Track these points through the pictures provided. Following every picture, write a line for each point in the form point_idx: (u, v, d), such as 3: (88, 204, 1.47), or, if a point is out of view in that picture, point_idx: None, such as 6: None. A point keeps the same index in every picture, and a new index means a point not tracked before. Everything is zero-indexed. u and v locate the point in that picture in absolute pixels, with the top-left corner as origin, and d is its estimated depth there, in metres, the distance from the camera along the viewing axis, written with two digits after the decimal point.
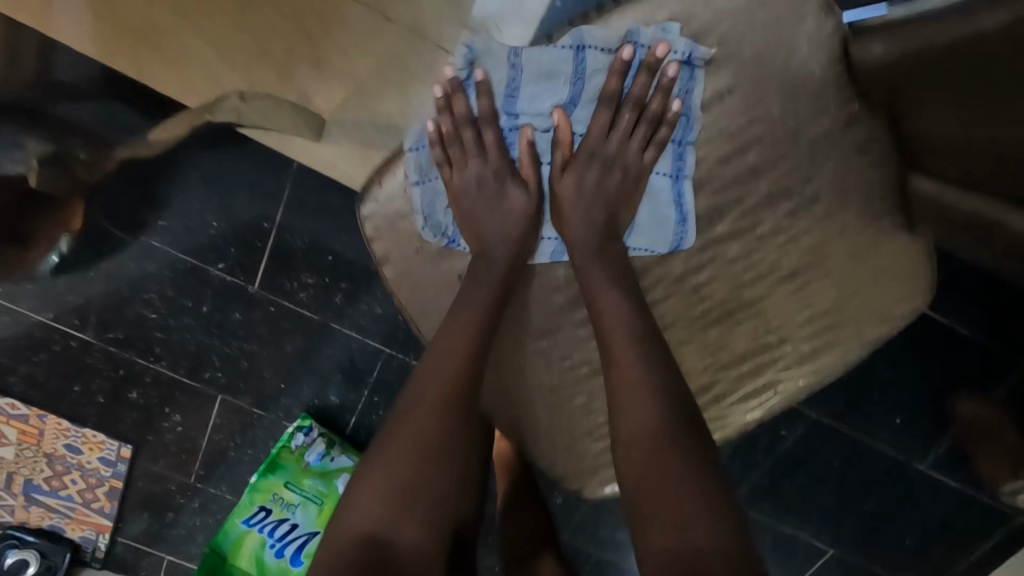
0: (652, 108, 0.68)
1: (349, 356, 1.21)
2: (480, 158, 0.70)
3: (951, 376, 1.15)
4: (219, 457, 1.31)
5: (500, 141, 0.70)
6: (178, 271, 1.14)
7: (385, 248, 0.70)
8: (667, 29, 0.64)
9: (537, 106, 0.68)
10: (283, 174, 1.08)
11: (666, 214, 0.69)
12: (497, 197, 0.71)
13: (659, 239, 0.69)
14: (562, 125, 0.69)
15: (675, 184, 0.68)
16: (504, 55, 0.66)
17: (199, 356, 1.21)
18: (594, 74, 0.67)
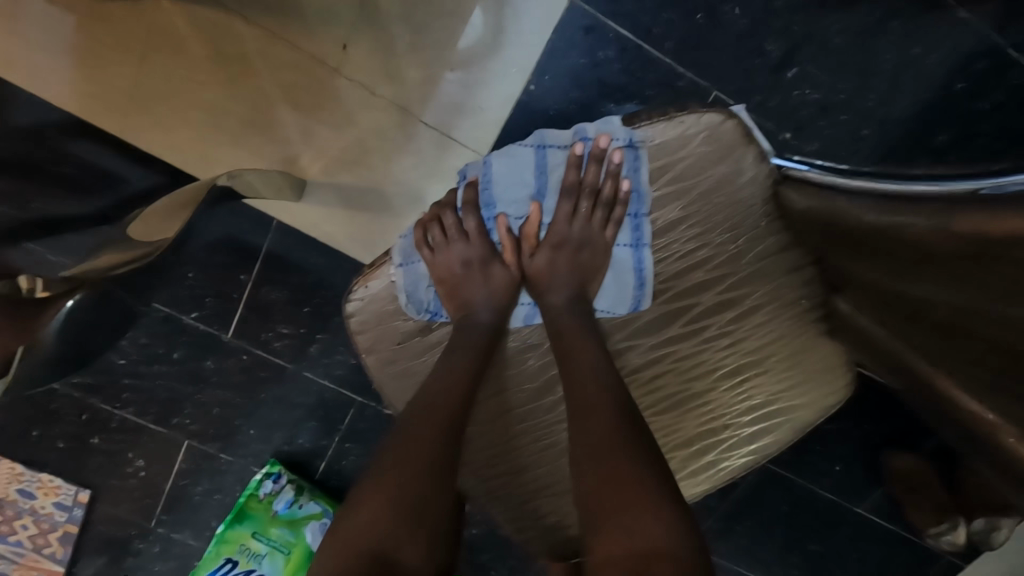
0: (605, 192, 0.69)
1: (321, 405, 1.24)
2: (458, 240, 0.72)
3: (883, 429, 1.26)
4: (184, 503, 1.27)
5: (480, 230, 0.71)
6: (150, 319, 1.14)
7: (371, 340, 0.73)
8: (608, 122, 0.68)
9: (512, 198, 0.71)
10: (263, 231, 1.10)
11: (628, 282, 0.70)
12: (481, 271, 0.72)
13: (620, 302, 0.71)
14: (534, 215, 0.71)
15: (635, 253, 0.70)
16: (475, 166, 0.71)
17: (168, 402, 1.21)
18: (555, 166, 0.70)
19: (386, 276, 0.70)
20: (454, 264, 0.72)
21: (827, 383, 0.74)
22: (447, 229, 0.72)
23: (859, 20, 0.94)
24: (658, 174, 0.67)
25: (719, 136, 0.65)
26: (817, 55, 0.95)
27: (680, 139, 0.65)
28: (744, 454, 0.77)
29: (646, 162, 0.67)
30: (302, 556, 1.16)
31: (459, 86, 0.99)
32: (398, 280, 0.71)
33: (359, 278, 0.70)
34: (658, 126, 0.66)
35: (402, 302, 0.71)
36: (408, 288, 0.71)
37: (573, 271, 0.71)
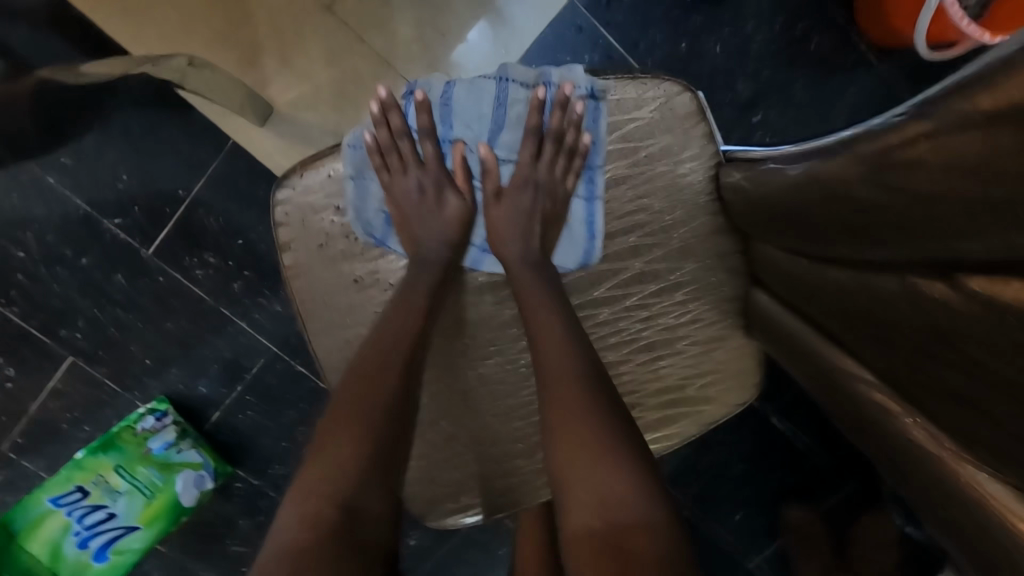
0: (567, 141, 0.69)
1: (230, 348, 1.16)
2: (412, 166, 0.69)
3: (787, 482, 1.25)
4: (48, 429, 1.14)
5: (435, 155, 0.69)
6: (65, 216, 1.05)
7: (293, 240, 0.67)
8: (573, 71, 0.68)
9: (467, 125, 0.68)
10: (215, 149, 1.06)
11: (574, 231, 0.70)
12: (433, 202, 0.69)
13: (570, 255, 0.70)
14: (489, 147, 0.69)
15: (588, 206, 0.70)
16: (432, 86, 0.67)
17: (61, 311, 1.10)
18: (514, 100, 0.67)
19: (326, 174, 0.67)
20: (414, 194, 0.70)
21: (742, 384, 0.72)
22: (402, 153, 0.69)
23: (821, 85, 1.02)
24: (612, 131, 0.68)
25: (672, 108, 0.67)
26: (780, 107, 1.02)
27: (637, 100, 0.67)
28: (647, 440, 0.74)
29: (600, 115, 0.68)
30: (165, 503, 1.06)
31: (447, 49, 1.00)
32: (339, 184, 0.68)
33: (295, 170, 0.66)
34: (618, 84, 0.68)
35: (335, 209, 0.68)
36: (347, 194, 0.68)
37: (522, 224, 0.69)
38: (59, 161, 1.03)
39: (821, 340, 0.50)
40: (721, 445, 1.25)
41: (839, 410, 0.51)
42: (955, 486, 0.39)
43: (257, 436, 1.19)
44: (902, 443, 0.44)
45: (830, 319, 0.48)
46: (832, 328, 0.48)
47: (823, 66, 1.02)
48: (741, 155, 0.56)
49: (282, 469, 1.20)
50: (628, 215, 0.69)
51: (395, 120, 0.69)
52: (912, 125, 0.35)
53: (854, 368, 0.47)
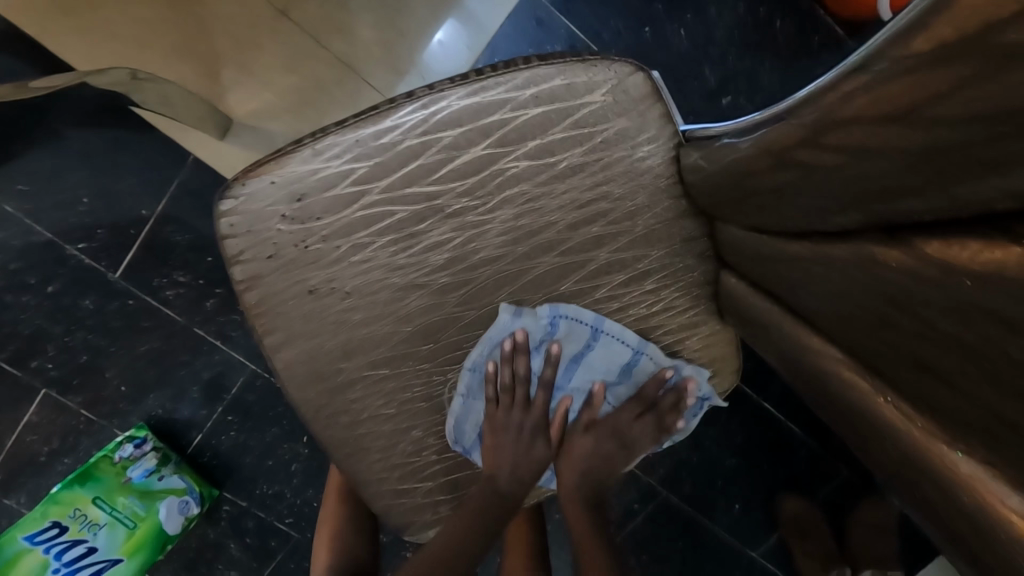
0: (667, 419, 0.65)
1: (206, 369, 1.13)
2: (516, 410, 0.65)
3: (785, 472, 1.23)
4: (25, 462, 1.11)
5: (542, 403, 0.64)
6: (28, 244, 1.03)
7: (242, 249, 0.55)
8: (701, 372, 0.64)
9: (584, 384, 0.64)
10: (177, 164, 1.03)
11: (632, 463, 0.69)
12: (523, 443, 0.66)
13: (621, 478, 0.71)
14: (595, 405, 0.65)
15: (654, 459, 0.69)
16: (569, 337, 0.60)
17: (30, 341, 1.07)
18: (643, 373, 0.63)
19: (268, 175, 0.54)
20: (507, 422, 0.66)
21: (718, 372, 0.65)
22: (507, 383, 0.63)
23: (788, 66, 1.00)
24: (557, 117, 0.54)
25: (625, 91, 0.54)
26: (748, 91, 1.00)
27: (587, 82, 0.53)
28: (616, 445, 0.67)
29: (538, 107, 0.53)
30: (148, 532, 1.03)
31: (406, 52, 0.98)
32: (286, 187, 0.54)
33: (235, 180, 0.55)
34: (561, 68, 0.53)
35: (284, 213, 0.54)
36: (299, 199, 0.54)
37: None
38: (18, 188, 1.00)
39: (787, 319, 0.47)
40: (715, 436, 1.22)
41: (812, 396, 0.47)
42: (929, 465, 0.35)
43: (241, 456, 1.17)
44: (874, 425, 0.40)
45: (794, 297, 0.45)
46: (799, 306, 0.45)
47: (789, 47, 1.00)
48: (697, 135, 0.54)
49: (269, 488, 1.18)
50: (589, 205, 0.56)
51: (520, 363, 0.61)
52: (848, 78, 0.34)
53: (821, 350, 0.44)
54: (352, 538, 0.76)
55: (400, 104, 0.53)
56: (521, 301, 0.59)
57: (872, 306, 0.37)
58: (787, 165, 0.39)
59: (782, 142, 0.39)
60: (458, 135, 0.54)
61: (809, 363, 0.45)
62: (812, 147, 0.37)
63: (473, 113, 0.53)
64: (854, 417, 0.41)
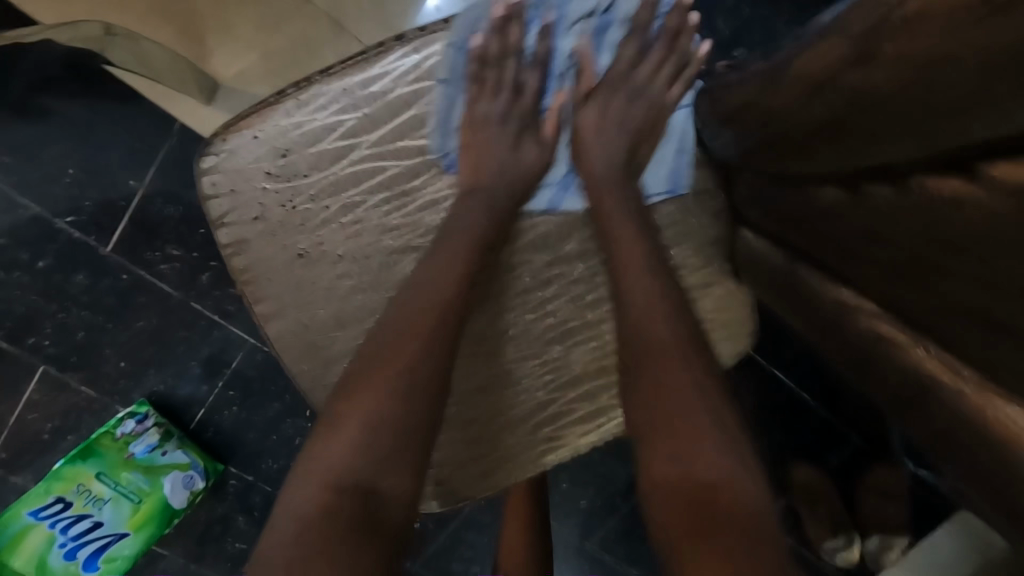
0: (666, 59, 0.56)
1: (205, 344, 1.11)
2: (507, 96, 0.55)
3: (794, 438, 1.21)
4: (29, 440, 1.11)
5: (537, 79, 0.56)
6: (16, 219, 1.00)
7: (226, 211, 0.52)
8: None
9: (567, 34, 0.54)
10: (163, 133, 0.99)
11: (658, 159, 0.57)
12: (514, 141, 0.55)
13: (658, 177, 0.56)
14: (589, 70, 0.55)
15: (682, 123, 0.57)
16: None
17: (25, 319, 1.06)
18: (625, 18, 0.55)
19: (250, 130, 0.50)
20: (493, 123, 0.55)
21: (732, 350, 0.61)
22: (493, 59, 0.54)
23: (804, 15, 0.93)
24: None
25: None
26: (763, 43, 0.94)
27: None
28: None
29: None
30: (153, 508, 1.02)
31: (400, 9, 0.92)
32: (269, 141, 0.50)
33: (216, 134, 0.51)
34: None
35: (269, 170, 0.51)
36: (285, 154, 0.51)
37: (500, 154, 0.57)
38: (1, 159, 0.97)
39: (819, 276, 0.45)
40: None
41: (835, 349, 0.46)
42: (975, 421, 0.34)
43: (244, 432, 1.16)
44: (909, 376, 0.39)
45: (825, 249, 0.43)
46: (832, 260, 0.43)
47: None
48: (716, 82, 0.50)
49: (273, 463, 1.18)
50: None
51: (515, 31, 0.54)
52: None
53: (857, 304, 0.42)
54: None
55: (389, 50, 0.51)
56: None
57: (923, 254, 0.35)
58: (823, 97, 0.36)
59: (824, 70, 0.35)
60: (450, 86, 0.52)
61: (840, 321, 0.44)
62: (860, 72, 0.33)
63: None
64: (883, 373, 0.41)
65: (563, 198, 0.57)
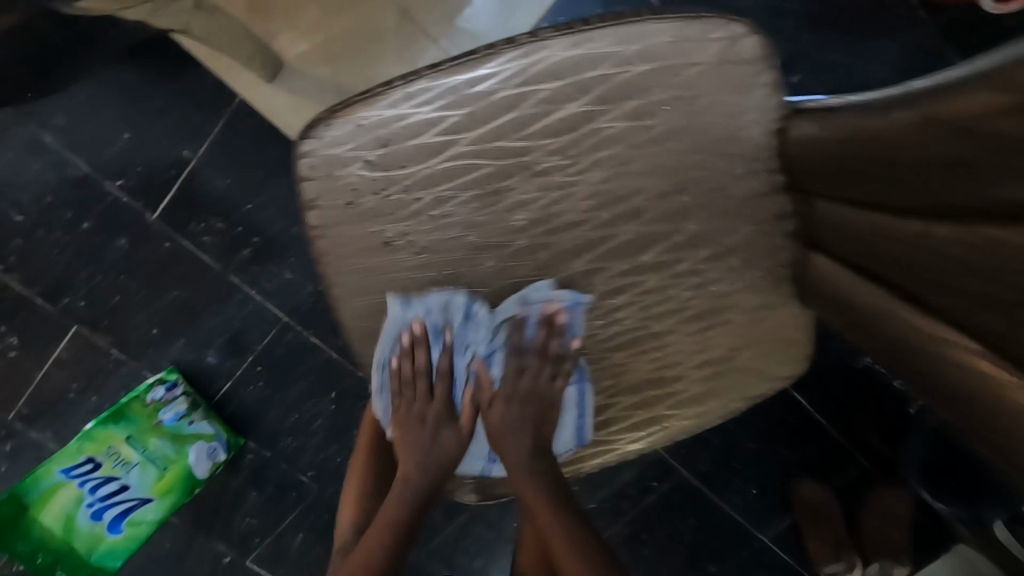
0: (553, 352, 0.58)
1: (237, 319, 1.11)
2: (424, 404, 0.59)
3: (804, 455, 1.18)
4: (53, 398, 1.11)
5: (443, 391, 0.58)
6: (64, 178, 1.01)
7: (319, 194, 0.55)
8: (549, 287, 0.57)
9: (464, 367, 0.58)
10: (221, 105, 1.00)
11: (559, 436, 0.61)
12: (429, 434, 0.59)
13: (564, 441, 0.61)
14: (489, 383, 0.58)
15: (579, 394, 0.60)
16: (434, 304, 0.57)
17: (63, 278, 1.06)
18: (511, 324, 0.57)
19: (354, 119, 0.53)
20: (417, 423, 0.59)
21: (782, 369, 0.62)
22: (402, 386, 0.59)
23: (862, 46, 0.95)
24: (664, 86, 0.51)
25: (737, 55, 0.51)
26: (820, 69, 0.96)
27: (697, 45, 0.51)
28: (678, 426, 0.64)
29: (643, 65, 0.51)
30: (178, 475, 1.03)
31: (470, 8, 0.95)
32: (371, 131, 0.53)
33: (320, 119, 0.54)
34: (671, 25, 0.50)
35: (368, 158, 0.53)
36: (384, 145, 0.53)
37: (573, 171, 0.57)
38: (57, 120, 0.99)
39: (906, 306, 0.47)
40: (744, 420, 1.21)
41: (906, 372, 0.48)
42: None
43: (265, 409, 1.17)
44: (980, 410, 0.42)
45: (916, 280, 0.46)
46: (919, 288, 0.46)
47: (866, 25, 0.95)
48: (808, 108, 0.51)
49: (292, 441, 1.18)
50: (682, 171, 0.54)
51: (420, 355, 0.58)
52: None
53: (940, 328, 0.45)
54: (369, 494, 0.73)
55: (499, 51, 0.51)
56: (413, 288, 0.57)
57: None
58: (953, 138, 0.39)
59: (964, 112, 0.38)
60: (557, 89, 0.52)
61: (921, 348, 0.46)
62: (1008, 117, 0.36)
63: (577, 65, 0.51)
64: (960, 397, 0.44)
65: (489, 469, 0.62)
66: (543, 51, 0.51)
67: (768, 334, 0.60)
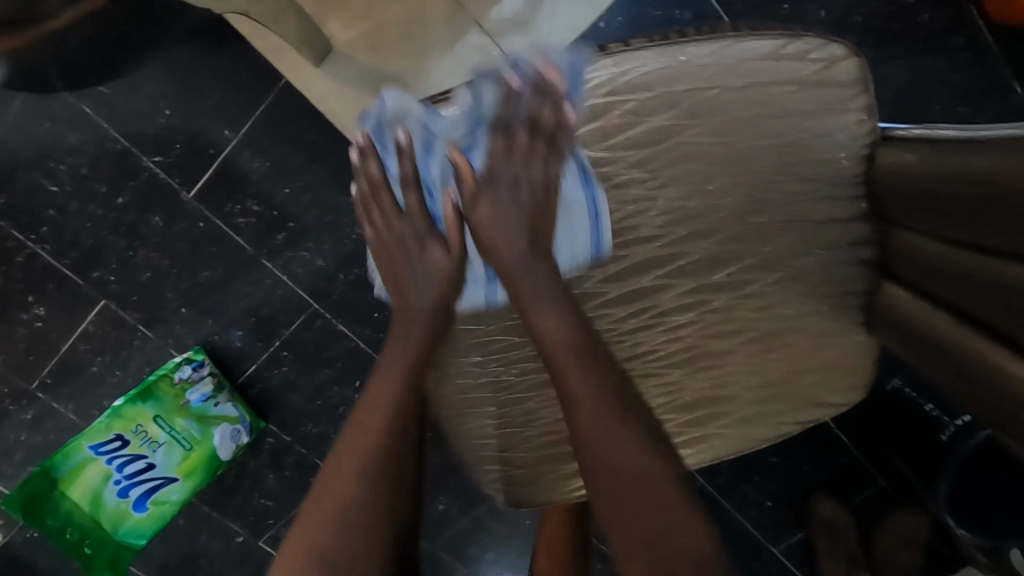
0: (546, 142, 0.55)
1: (266, 302, 1.10)
2: (398, 223, 0.60)
3: (822, 472, 1.15)
4: (76, 371, 1.10)
5: (418, 205, 0.59)
6: (103, 150, 1.00)
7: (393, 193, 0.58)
8: (538, 63, 0.54)
9: (436, 155, 0.57)
10: (265, 88, 0.99)
11: (561, 250, 0.57)
12: (415, 251, 0.60)
13: (576, 245, 0.57)
14: (467, 166, 0.56)
15: (585, 189, 0.56)
16: (400, 103, 0.56)
17: (92, 251, 1.04)
18: (493, 110, 0.55)
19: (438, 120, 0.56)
20: (396, 247, 0.61)
21: (839, 398, 0.61)
22: (374, 204, 0.60)
23: (921, 64, 0.93)
24: (753, 104, 0.53)
25: (818, 83, 0.52)
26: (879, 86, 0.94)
27: (794, 64, 0.52)
28: (728, 449, 0.62)
29: (726, 85, 0.53)
30: (202, 457, 1.03)
31: (523, 1, 0.94)
32: (443, 134, 0.56)
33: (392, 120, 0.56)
34: (771, 42, 0.52)
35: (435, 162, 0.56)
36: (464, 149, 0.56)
37: (650, 169, 0.55)
38: (99, 90, 0.97)
39: (955, 325, 0.48)
40: None
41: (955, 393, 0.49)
42: None
43: (289, 394, 1.16)
44: None
45: (997, 316, 0.44)
46: (972, 309, 0.47)
47: (928, 44, 0.93)
48: (898, 136, 0.53)
49: (313, 428, 1.18)
50: (754, 193, 0.55)
51: (374, 172, 0.59)
52: None
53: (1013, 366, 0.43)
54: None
55: (589, 59, 0.54)
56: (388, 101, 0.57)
57: None
58: None
59: None
60: (644, 101, 0.53)
61: (989, 383, 0.45)
62: None
63: (665, 80, 0.53)
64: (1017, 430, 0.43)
65: (492, 294, 0.62)
66: (633, 63, 0.53)
67: (829, 361, 0.59)
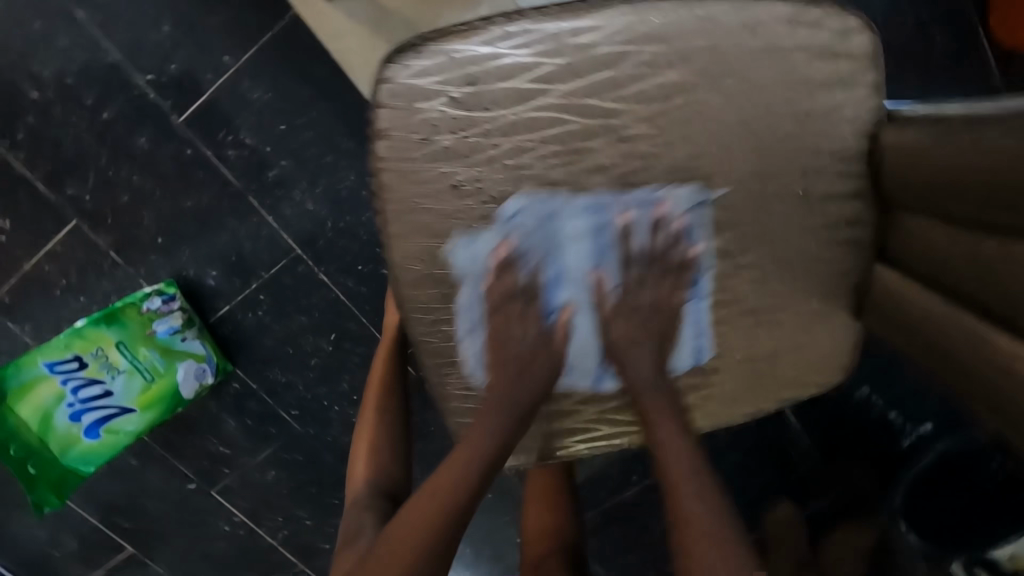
0: (671, 257, 0.58)
1: (248, 242, 1.07)
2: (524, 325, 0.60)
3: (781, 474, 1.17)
4: (38, 289, 1.04)
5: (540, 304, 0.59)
6: (94, 61, 0.95)
7: (392, 123, 0.55)
8: (653, 189, 0.56)
9: (579, 286, 0.59)
10: (274, 17, 0.96)
11: (681, 359, 0.61)
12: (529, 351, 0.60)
13: (686, 354, 0.61)
14: (603, 289, 0.59)
15: (696, 304, 0.59)
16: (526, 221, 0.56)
17: (69, 165, 0.99)
18: (612, 224, 0.57)
19: (448, 49, 0.53)
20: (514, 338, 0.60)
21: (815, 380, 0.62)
22: (503, 297, 0.59)
23: (928, 80, 0.96)
24: (770, 69, 0.53)
25: (829, 56, 0.53)
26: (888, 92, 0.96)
27: (809, 32, 0.53)
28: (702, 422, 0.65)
29: (743, 46, 0.52)
30: (164, 390, 0.99)
31: None
32: (462, 66, 0.54)
33: (410, 46, 0.54)
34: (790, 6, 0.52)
35: (452, 95, 0.54)
36: (473, 84, 0.54)
37: (662, 125, 0.54)
38: None
39: (949, 306, 0.49)
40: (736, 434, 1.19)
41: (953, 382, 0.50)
42: None
43: (261, 337, 1.12)
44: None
45: (991, 298, 0.45)
46: (973, 293, 0.47)
47: (938, 60, 0.95)
48: (906, 115, 0.53)
49: (282, 376, 1.15)
50: (758, 160, 0.55)
51: (508, 275, 0.58)
52: None
53: (1000, 345, 0.44)
54: (391, 428, 0.72)
55: (610, 5, 0.53)
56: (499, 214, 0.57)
57: None
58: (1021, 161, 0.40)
59: None
60: (660, 53, 0.53)
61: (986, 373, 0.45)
62: None
63: (683, 32, 0.52)
64: (1009, 408, 0.44)
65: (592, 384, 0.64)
66: (653, 13, 0.53)
67: (810, 345, 0.61)
